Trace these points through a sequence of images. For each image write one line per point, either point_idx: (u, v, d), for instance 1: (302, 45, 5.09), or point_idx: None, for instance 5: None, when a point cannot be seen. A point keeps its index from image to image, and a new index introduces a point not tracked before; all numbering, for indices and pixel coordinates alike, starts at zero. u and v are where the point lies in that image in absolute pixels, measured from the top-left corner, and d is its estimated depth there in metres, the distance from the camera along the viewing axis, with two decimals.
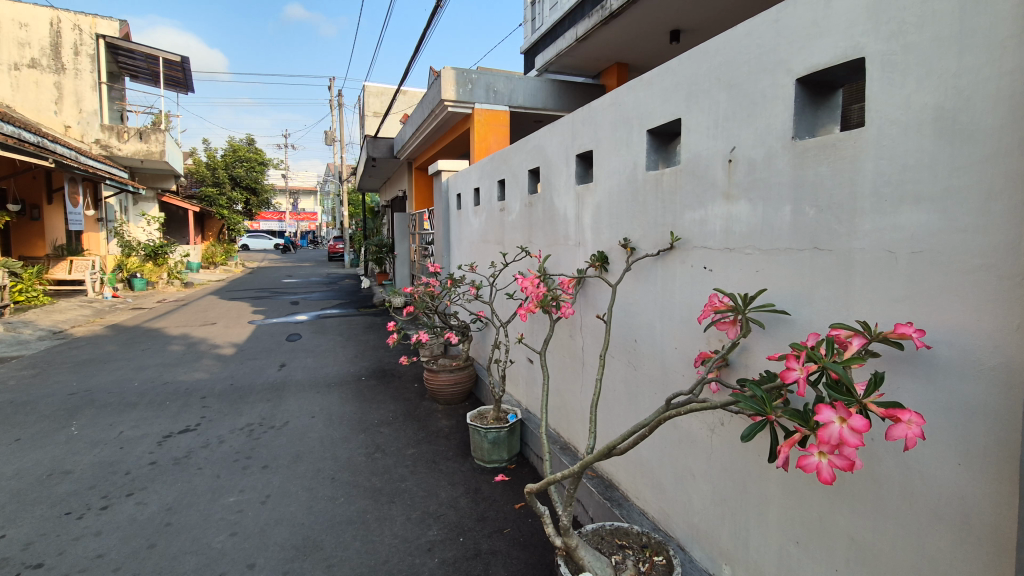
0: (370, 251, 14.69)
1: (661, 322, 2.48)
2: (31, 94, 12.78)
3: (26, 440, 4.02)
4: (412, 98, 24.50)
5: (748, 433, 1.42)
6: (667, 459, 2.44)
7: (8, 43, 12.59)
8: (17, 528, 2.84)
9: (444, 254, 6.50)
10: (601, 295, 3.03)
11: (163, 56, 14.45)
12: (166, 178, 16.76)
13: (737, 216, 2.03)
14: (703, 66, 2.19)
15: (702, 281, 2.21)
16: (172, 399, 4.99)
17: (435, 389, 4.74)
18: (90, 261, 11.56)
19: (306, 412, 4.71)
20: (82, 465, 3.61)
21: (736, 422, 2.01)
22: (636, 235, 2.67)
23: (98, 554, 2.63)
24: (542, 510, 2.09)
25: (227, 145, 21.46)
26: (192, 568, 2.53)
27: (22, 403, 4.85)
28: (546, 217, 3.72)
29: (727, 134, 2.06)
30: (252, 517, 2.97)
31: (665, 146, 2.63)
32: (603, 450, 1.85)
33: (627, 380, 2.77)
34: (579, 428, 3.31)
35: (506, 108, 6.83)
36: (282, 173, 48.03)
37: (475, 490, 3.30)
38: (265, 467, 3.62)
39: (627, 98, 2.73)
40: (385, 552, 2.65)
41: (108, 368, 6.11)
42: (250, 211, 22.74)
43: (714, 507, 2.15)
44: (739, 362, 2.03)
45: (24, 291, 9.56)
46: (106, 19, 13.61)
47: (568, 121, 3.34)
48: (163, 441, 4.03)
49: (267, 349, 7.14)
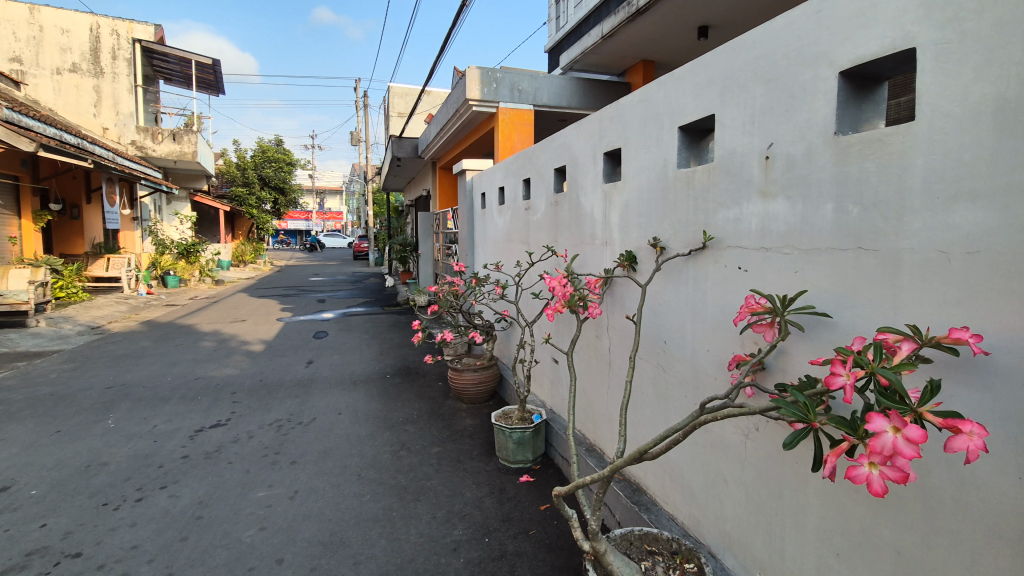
0: (394, 250, 14.82)
1: (692, 324, 2.42)
2: (72, 97, 13.30)
3: (65, 432, 4.16)
4: (437, 98, 24.65)
5: (790, 440, 1.37)
6: (698, 464, 2.38)
7: (51, 49, 13.11)
8: (57, 518, 2.93)
9: (468, 253, 6.50)
10: (629, 295, 2.97)
11: (195, 59, 14.80)
12: (197, 178, 17.24)
13: (774, 214, 1.96)
14: (738, 59, 2.12)
15: (737, 281, 2.15)
16: (204, 394, 5.11)
17: (459, 388, 4.73)
18: (126, 259, 11.94)
19: (333, 408, 4.77)
20: (118, 457, 3.71)
21: (773, 428, 1.95)
22: (667, 235, 2.61)
23: (133, 545, 2.69)
24: (569, 513, 2.03)
25: (256, 146, 21.93)
26: (222, 562, 2.57)
27: (61, 396, 5.02)
28: (572, 216, 3.67)
29: (764, 130, 1.99)
30: (281, 512, 3.01)
31: (697, 142, 2.56)
32: (634, 454, 1.79)
33: (656, 382, 2.71)
34: (605, 430, 3.26)
35: (531, 107, 6.78)
36: (309, 174, 48.96)
37: (500, 490, 3.28)
38: (293, 462, 3.67)
39: (657, 95, 2.67)
40: (411, 551, 2.65)
41: (143, 362, 6.29)
42: (279, 211, 23.22)
43: (748, 515, 2.08)
44: (776, 365, 1.96)
45: (64, 287, 9.95)
46: (142, 24, 13.92)
47: (596, 118, 3.29)
48: (195, 435, 4.12)
49: (294, 345, 7.26)
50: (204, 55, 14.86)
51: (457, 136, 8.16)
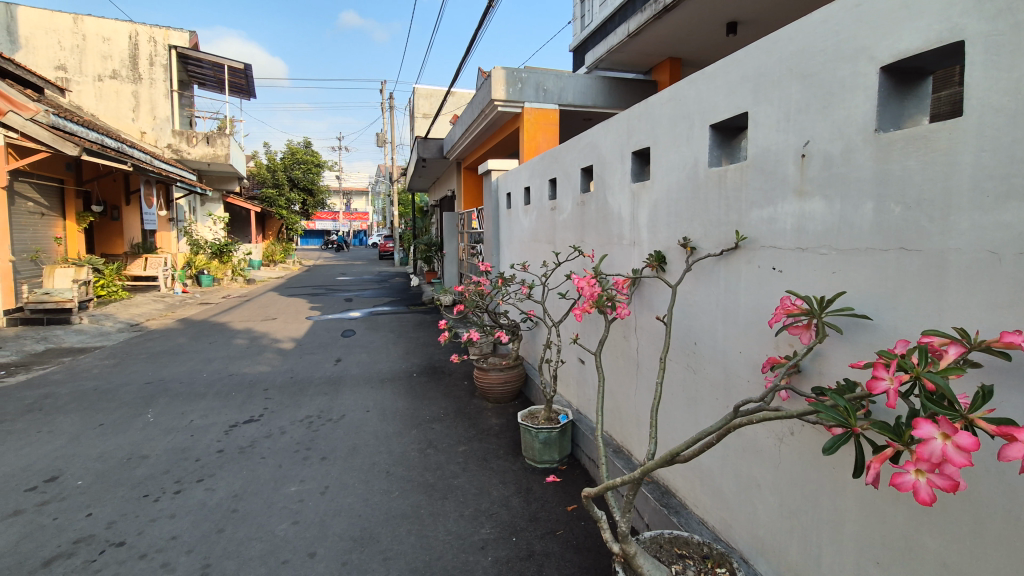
0: (419, 250, 14.97)
1: (723, 325, 2.39)
2: (112, 103, 13.88)
3: (108, 425, 4.33)
4: (461, 98, 24.84)
5: (829, 445, 1.35)
6: (729, 467, 2.35)
7: (93, 57, 13.69)
8: (102, 508, 3.05)
9: (494, 253, 6.53)
10: (658, 296, 2.94)
11: (228, 64, 15.19)
12: (229, 179, 17.72)
13: (810, 214, 1.91)
14: (773, 56, 2.08)
15: (771, 282, 2.11)
16: (238, 391, 5.25)
17: (485, 387, 4.75)
18: (163, 258, 12.34)
19: (362, 405, 4.85)
20: (157, 450, 3.84)
21: (808, 432, 1.91)
22: (697, 234, 2.58)
23: (172, 536, 2.79)
24: (599, 515, 2.02)
25: (286, 148, 22.42)
26: (257, 554, 2.63)
27: (104, 390, 5.22)
28: (599, 216, 3.66)
29: (800, 127, 1.95)
30: (312, 507, 3.07)
31: (729, 141, 2.52)
32: (665, 457, 1.77)
33: (686, 384, 2.68)
34: (633, 431, 3.23)
35: (556, 107, 6.76)
36: (337, 175, 49.82)
37: (527, 490, 3.29)
38: (323, 458, 3.74)
39: (687, 93, 2.64)
40: (439, 548, 2.68)
41: (180, 359, 6.50)
42: (307, 211, 23.70)
43: (782, 520, 2.04)
44: (811, 368, 1.92)
45: (105, 286, 10.35)
46: (178, 30, 14.32)
47: (624, 117, 3.27)
48: (230, 430, 4.24)
49: (323, 343, 7.40)
50: (235, 60, 15.22)
51: (482, 136, 8.19)
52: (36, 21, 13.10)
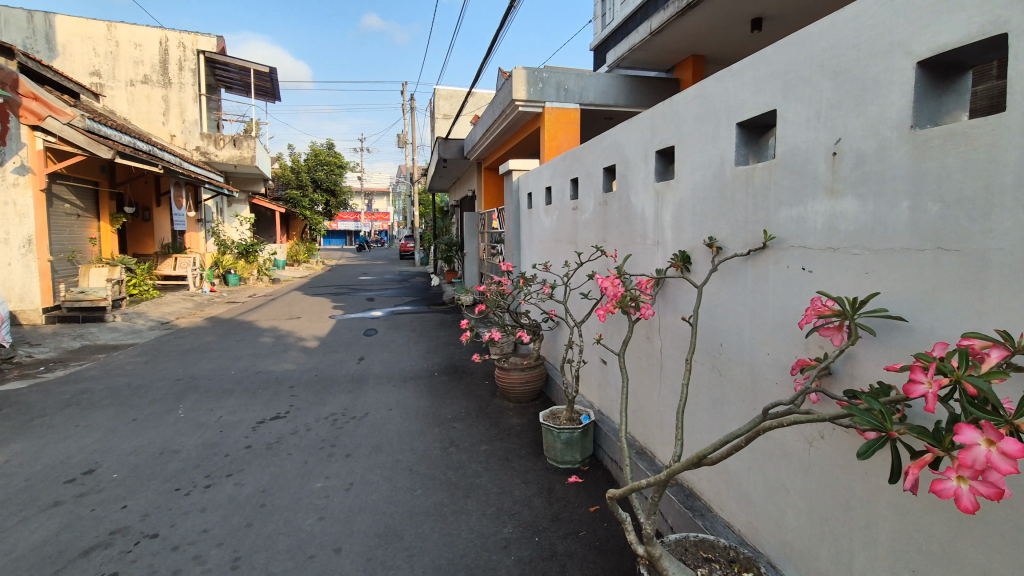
0: (440, 250, 15.07)
1: (751, 326, 2.35)
2: (144, 107, 14.30)
3: (141, 420, 4.46)
4: (481, 99, 24.93)
5: (864, 449, 1.32)
6: (757, 471, 2.31)
7: (125, 63, 14.09)
8: (136, 500, 3.14)
9: (515, 253, 6.54)
10: (682, 296, 2.91)
11: (254, 68, 15.49)
12: (254, 181, 18.19)
13: (842, 213, 1.87)
14: (803, 53, 2.04)
15: (800, 282, 2.07)
16: (264, 388, 5.36)
17: (506, 387, 4.76)
18: (191, 258, 12.65)
19: (385, 404, 4.90)
20: (188, 445, 3.94)
21: (839, 435, 1.87)
22: (723, 234, 2.54)
23: (203, 529, 2.86)
24: (623, 516, 2.00)
25: (309, 150, 22.79)
26: (285, 548, 2.69)
27: (137, 386, 5.38)
28: (622, 216, 3.63)
29: (831, 125, 1.91)
30: (338, 503, 3.12)
31: (756, 139, 2.48)
32: (692, 459, 1.75)
33: (712, 386, 2.65)
34: (657, 433, 3.21)
35: (577, 106, 6.72)
36: (359, 176, 50.44)
37: (549, 490, 3.29)
38: (348, 455, 3.80)
39: (713, 90, 2.61)
40: (463, 546, 2.69)
41: (209, 356, 6.66)
42: (330, 212, 24.03)
43: (811, 525, 2.00)
44: (843, 371, 1.88)
45: (137, 285, 10.68)
46: (206, 35, 14.63)
47: (648, 116, 3.24)
48: (258, 426, 4.33)
49: (346, 342, 7.50)
50: (261, 63, 15.51)
51: (503, 136, 8.20)
52: (72, 29, 13.51)
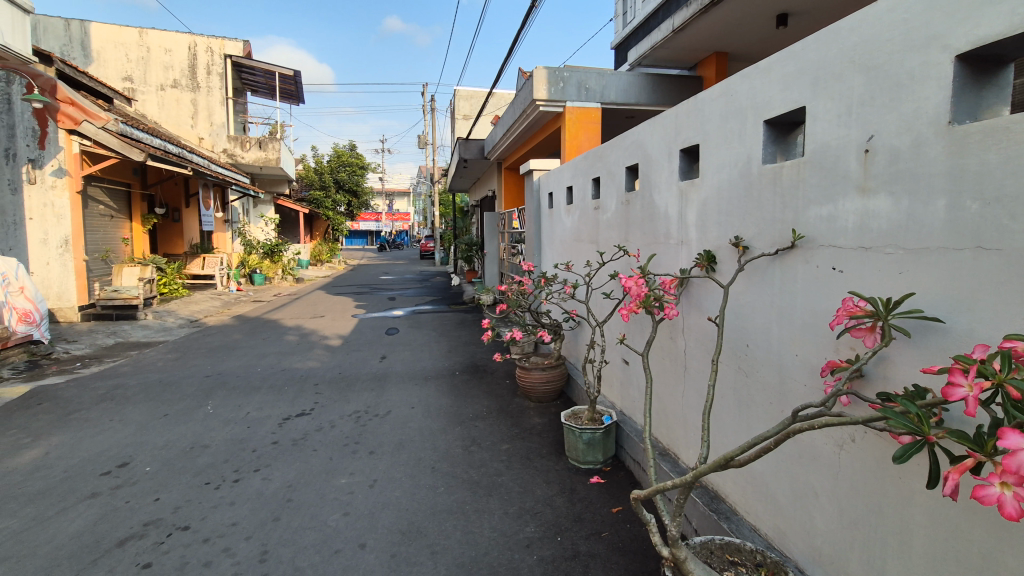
0: (460, 250, 15.14)
1: (778, 326, 2.32)
2: (173, 111, 14.69)
3: (172, 415, 4.58)
4: (502, 99, 24.98)
5: (901, 454, 1.29)
6: (784, 474, 2.27)
7: (156, 68, 14.51)
8: (168, 493, 3.23)
9: (535, 252, 6.54)
10: (708, 296, 2.87)
11: (279, 71, 15.78)
12: (279, 182, 18.52)
13: (874, 211, 1.83)
14: (833, 48, 2.00)
15: (830, 282, 2.02)
16: (290, 385, 5.46)
17: (527, 387, 4.76)
18: (219, 258, 12.95)
19: (407, 402, 4.95)
20: (217, 441, 4.03)
21: (870, 439, 1.83)
22: (749, 233, 2.50)
23: (232, 522, 2.92)
24: (648, 518, 1.98)
25: (332, 151, 23.14)
26: (311, 543, 2.73)
27: (168, 382, 5.53)
28: (644, 215, 3.61)
29: (863, 121, 1.86)
30: (362, 500, 3.17)
31: (784, 136, 2.44)
32: (719, 460, 1.72)
33: (738, 387, 2.61)
34: (681, 434, 3.17)
35: (598, 105, 6.69)
36: (380, 177, 51.01)
37: (571, 490, 3.28)
38: (371, 452, 3.84)
39: (740, 87, 2.57)
40: (485, 544, 2.71)
41: (236, 354, 6.81)
42: (352, 212, 24.35)
43: (842, 530, 1.96)
44: (876, 373, 1.83)
45: (167, 284, 11.01)
46: (233, 40, 14.92)
47: (672, 114, 3.21)
48: (283, 423, 4.41)
49: (369, 341, 7.58)
50: (286, 67, 15.80)
51: (523, 136, 8.20)
52: (106, 36, 14.09)
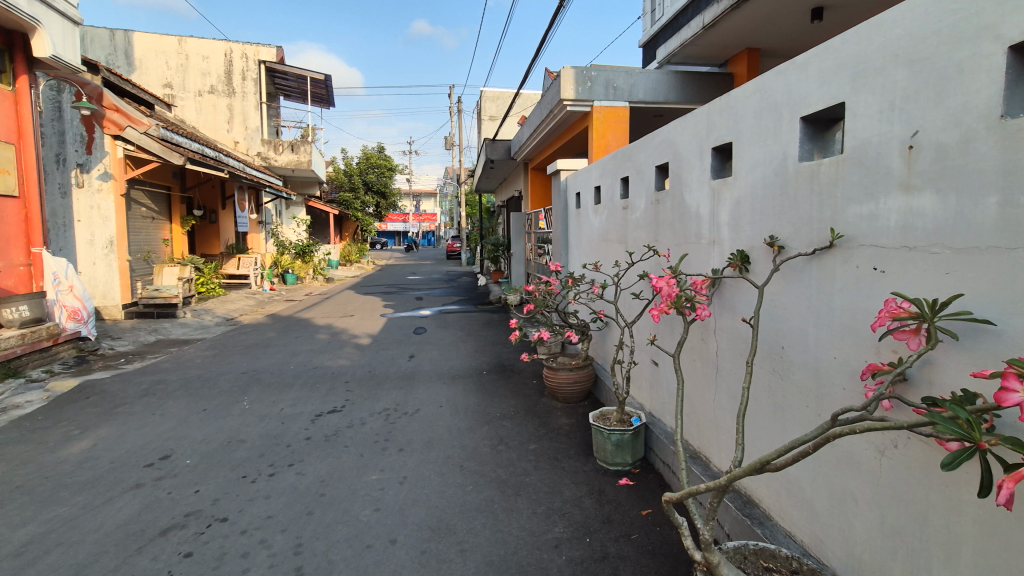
0: (487, 250, 15.23)
1: (816, 328, 2.26)
2: (211, 116, 15.20)
3: (211, 410, 4.73)
4: (528, 100, 24.98)
5: (949, 460, 1.24)
6: (821, 480, 2.21)
7: (194, 74, 15.02)
8: (207, 485, 3.35)
9: (563, 253, 6.52)
10: (741, 297, 2.81)
11: (310, 76, 16.12)
12: (310, 185, 18.95)
13: (918, 210, 1.77)
14: (876, 41, 1.94)
15: (871, 283, 1.97)
16: (322, 382, 5.58)
17: (554, 387, 4.76)
18: (253, 258, 13.31)
19: (435, 401, 4.99)
20: (253, 435, 4.15)
21: (914, 444, 1.77)
22: (785, 233, 2.44)
23: (268, 515, 3.01)
24: (680, 521, 1.96)
25: (361, 153, 23.55)
26: (344, 537, 2.79)
27: (206, 378, 5.72)
28: (675, 215, 3.56)
29: (907, 117, 1.80)
30: (392, 496, 3.21)
31: (822, 133, 2.38)
32: (754, 464, 1.69)
33: (772, 390, 2.55)
34: (712, 437, 3.12)
35: (627, 104, 6.63)
36: (407, 179, 51.68)
37: (599, 492, 3.26)
38: (401, 450, 3.90)
39: (775, 84, 2.52)
40: (514, 544, 2.71)
41: (270, 351, 7.01)
42: (381, 213, 24.72)
43: (883, 538, 1.90)
44: (920, 377, 1.77)
45: (205, 283, 11.39)
46: (267, 46, 15.32)
47: (703, 112, 3.16)
48: (316, 419, 4.51)
49: (397, 340, 7.68)
50: (317, 71, 16.14)
51: (550, 136, 8.18)
52: (148, 44, 14.69)
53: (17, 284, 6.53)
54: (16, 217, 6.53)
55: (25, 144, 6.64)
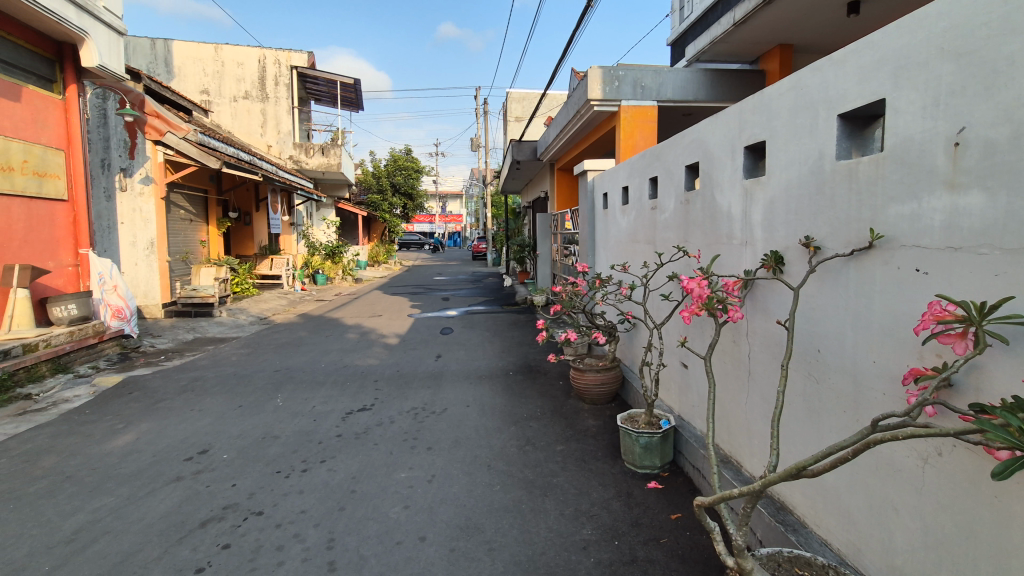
0: (513, 251, 15.26)
1: (853, 330, 2.20)
2: (245, 120, 15.66)
3: (246, 406, 4.88)
4: (554, 100, 24.93)
5: (1000, 470, 1.20)
6: (860, 487, 2.15)
7: (230, 80, 15.49)
8: (244, 480, 3.45)
9: (590, 254, 6.49)
10: (775, 298, 2.76)
11: (340, 80, 16.42)
12: (340, 187, 19.35)
13: (965, 208, 1.71)
14: (919, 35, 1.87)
15: (913, 284, 1.90)
16: (352, 381, 5.69)
17: (581, 388, 4.74)
18: (285, 259, 13.65)
19: (462, 401, 5.03)
20: (286, 432, 4.26)
21: (961, 453, 1.71)
22: (821, 233, 2.39)
23: (302, 510, 3.08)
24: (712, 526, 1.92)
25: (389, 156, 23.89)
26: (375, 533, 2.84)
27: (242, 375, 5.90)
28: (705, 215, 3.51)
29: (953, 112, 1.74)
30: (421, 493, 3.26)
31: (861, 131, 2.31)
32: (789, 470, 1.65)
33: (807, 394, 2.50)
34: (744, 441, 3.07)
35: (655, 103, 6.56)
36: (433, 180, 52.20)
37: (627, 494, 3.23)
38: (429, 448, 3.94)
39: (811, 80, 2.46)
40: (542, 544, 2.72)
41: (302, 350, 7.18)
42: (408, 214, 25.02)
43: (926, 550, 1.84)
44: (967, 383, 1.71)
45: (240, 283, 11.74)
46: (298, 52, 15.66)
47: (735, 110, 3.11)
48: (347, 417, 4.60)
49: (424, 339, 7.78)
50: (347, 76, 16.43)
51: (577, 136, 8.15)
52: (186, 52, 15.21)
53: (66, 283, 6.88)
54: (64, 219, 6.86)
55: (73, 150, 6.96)
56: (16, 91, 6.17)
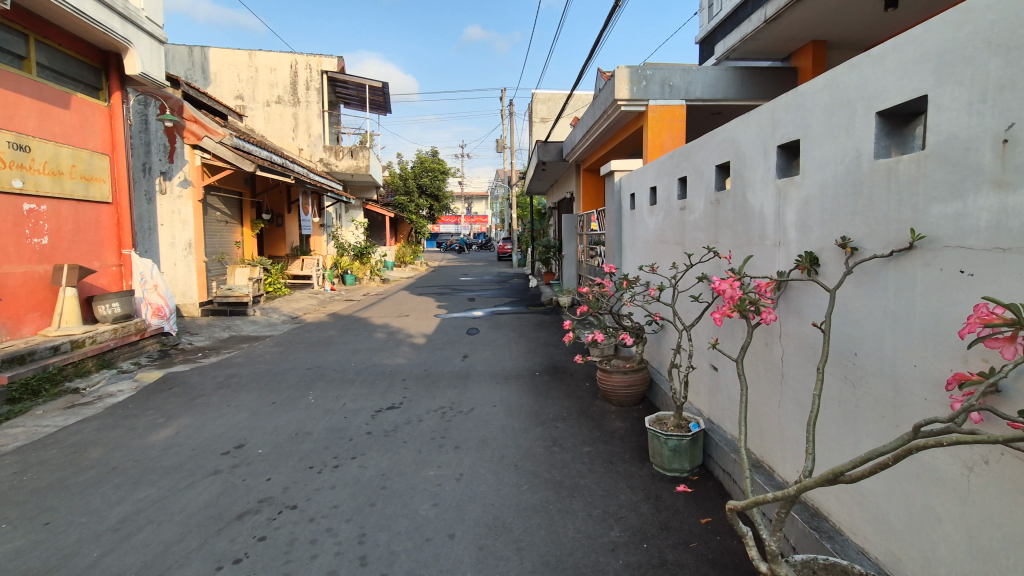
0: (539, 252, 15.24)
1: (893, 333, 2.14)
2: (277, 124, 16.06)
3: (280, 403, 5.02)
4: (580, 100, 24.83)
5: None
6: (899, 495, 2.09)
7: (263, 86, 15.91)
8: (278, 474, 3.55)
9: (617, 255, 6.45)
10: (810, 300, 2.70)
11: (369, 84, 16.70)
12: (368, 189, 19.66)
13: (1014, 208, 1.65)
14: (964, 30, 1.82)
15: (957, 287, 1.84)
16: (381, 379, 5.79)
17: (608, 389, 4.72)
18: (316, 259, 13.94)
19: (489, 400, 5.06)
20: (318, 429, 4.35)
21: (1009, 461, 1.65)
22: (859, 233, 2.33)
23: (335, 505, 3.15)
24: (745, 531, 1.90)
25: (416, 158, 24.17)
26: (404, 529, 2.88)
27: (275, 373, 6.06)
28: (736, 215, 3.46)
29: (1000, 109, 1.68)
30: (449, 491, 3.29)
31: (900, 128, 2.25)
32: (827, 476, 1.61)
33: (844, 398, 2.44)
34: (777, 445, 3.01)
35: (684, 102, 6.48)
36: (459, 182, 52.53)
37: (656, 497, 3.21)
38: (457, 447, 3.98)
39: (847, 77, 2.40)
40: (570, 545, 2.72)
41: (332, 349, 7.33)
42: (434, 216, 25.27)
43: (971, 561, 1.78)
44: (1015, 389, 1.65)
45: (273, 283, 12.04)
46: (329, 57, 15.99)
47: (768, 108, 3.06)
48: (376, 415, 4.68)
49: (451, 339, 7.85)
50: (375, 79, 16.70)
51: (604, 136, 8.11)
52: (222, 59, 15.70)
53: (110, 282, 7.18)
54: (109, 221, 7.16)
55: (117, 155, 7.25)
56: (65, 99, 6.46)
